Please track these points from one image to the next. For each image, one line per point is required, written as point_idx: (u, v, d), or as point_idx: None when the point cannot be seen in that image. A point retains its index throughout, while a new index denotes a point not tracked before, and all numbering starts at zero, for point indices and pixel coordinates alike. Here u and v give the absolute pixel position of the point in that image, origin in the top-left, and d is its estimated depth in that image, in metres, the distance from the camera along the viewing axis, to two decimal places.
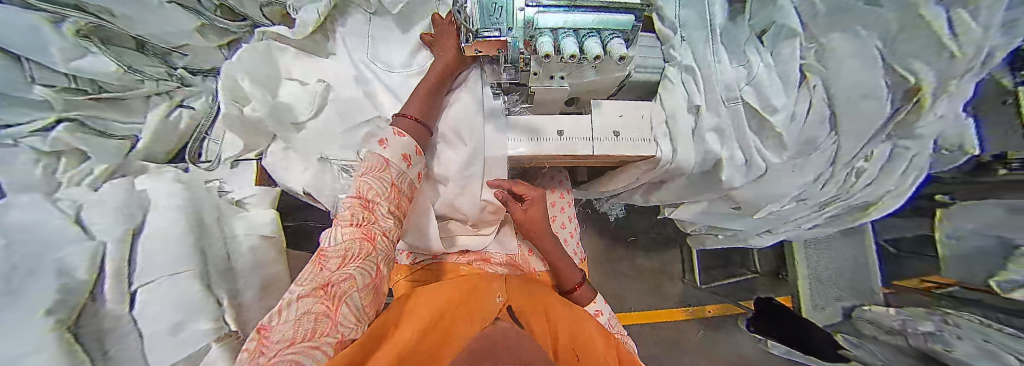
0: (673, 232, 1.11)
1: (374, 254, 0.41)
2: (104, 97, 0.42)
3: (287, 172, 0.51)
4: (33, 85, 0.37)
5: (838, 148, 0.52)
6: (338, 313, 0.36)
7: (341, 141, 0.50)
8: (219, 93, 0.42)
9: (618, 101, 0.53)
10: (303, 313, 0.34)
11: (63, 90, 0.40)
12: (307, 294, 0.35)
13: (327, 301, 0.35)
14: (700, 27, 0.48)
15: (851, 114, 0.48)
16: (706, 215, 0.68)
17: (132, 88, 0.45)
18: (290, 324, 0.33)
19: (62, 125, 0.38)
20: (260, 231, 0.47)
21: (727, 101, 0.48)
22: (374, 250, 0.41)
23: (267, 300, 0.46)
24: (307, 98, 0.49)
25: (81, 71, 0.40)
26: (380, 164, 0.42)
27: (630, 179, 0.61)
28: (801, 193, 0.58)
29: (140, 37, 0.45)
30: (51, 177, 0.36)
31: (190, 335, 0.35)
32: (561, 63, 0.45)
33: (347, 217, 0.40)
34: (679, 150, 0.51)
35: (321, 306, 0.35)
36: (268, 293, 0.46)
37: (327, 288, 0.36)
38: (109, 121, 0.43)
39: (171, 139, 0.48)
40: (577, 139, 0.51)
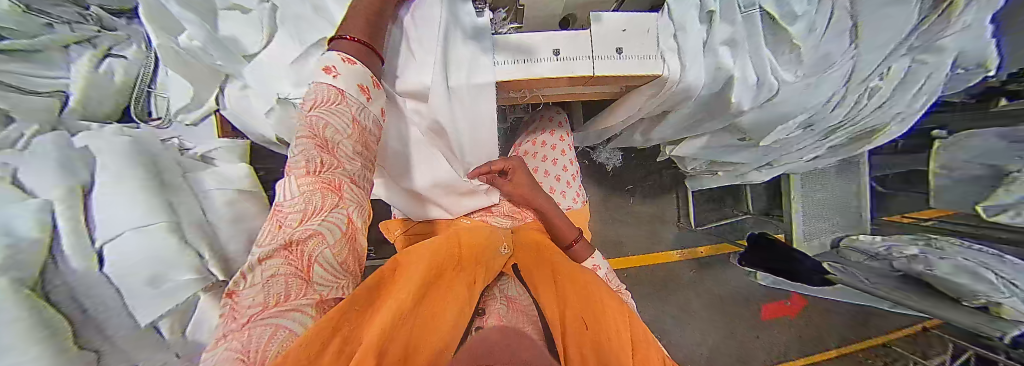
0: (670, 178, 1.10)
1: (344, 206, 0.30)
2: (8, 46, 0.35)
3: (250, 115, 0.45)
4: None
5: (855, 65, 0.48)
6: (312, 273, 0.28)
7: (292, 77, 0.42)
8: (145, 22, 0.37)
9: (620, 12, 0.44)
10: (268, 276, 0.26)
11: None
12: (268, 256, 0.26)
13: (295, 262, 0.27)
14: None
15: (873, 23, 0.44)
16: (710, 150, 0.66)
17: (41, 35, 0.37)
18: (256, 291, 0.26)
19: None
20: (233, 183, 0.43)
21: (744, 8, 0.43)
22: (343, 201, 0.30)
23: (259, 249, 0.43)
24: (254, 26, 0.42)
25: None
26: (332, 96, 0.31)
27: (631, 110, 0.58)
28: (808, 118, 0.55)
29: None
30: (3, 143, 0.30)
31: (173, 286, 0.32)
32: None
33: (298, 161, 0.28)
34: (688, 68, 0.45)
35: (289, 268, 0.27)
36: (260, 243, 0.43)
37: (292, 246, 0.27)
38: (28, 76, 0.36)
39: (114, 92, 0.42)
40: (576, 59, 0.44)
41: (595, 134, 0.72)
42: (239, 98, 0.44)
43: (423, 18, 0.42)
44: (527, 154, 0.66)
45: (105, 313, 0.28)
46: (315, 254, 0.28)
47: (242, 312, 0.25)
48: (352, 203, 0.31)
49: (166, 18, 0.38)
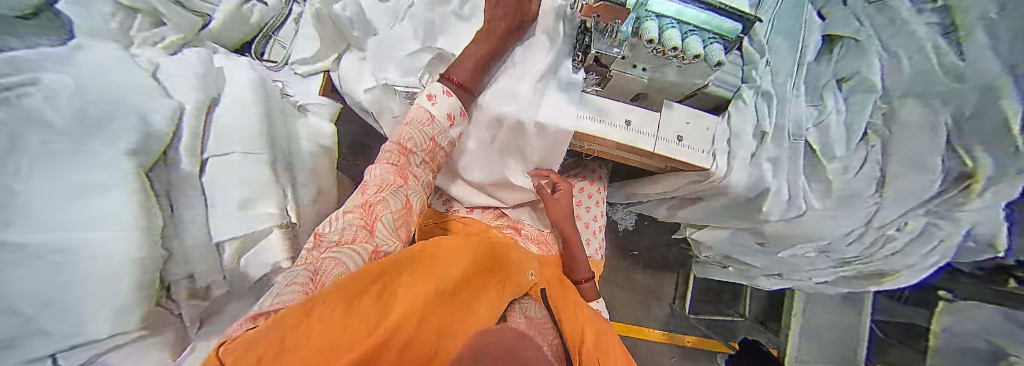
0: (675, 257, 1.12)
1: (406, 187, 0.40)
2: None
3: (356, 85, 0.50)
4: None
5: (877, 211, 0.54)
6: (374, 228, 0.36)
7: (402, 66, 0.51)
8: None
9: (685, 107, 0.54)
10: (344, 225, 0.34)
11: None
12: (348, 210, 0.35)
13: (364, 217, 0.36)
14: (788, 59, 0.51)
15: (899, 180, 0.50)
16: (728, 243, 0.70)
17: None
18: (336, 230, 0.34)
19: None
20: (320, 141, 0.46)
21: (791, 135, 0.51)
22: (405, 183, 0.39)
23: (318, 206, 0.45)
24: (387, 15, 0.52)
25: None
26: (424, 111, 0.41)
27: (668, 187, 0.64)
28: (827, 245, 0.59)
29: None
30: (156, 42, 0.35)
31: (255, 214, 0.36)
32: (651, 55, 0.47)
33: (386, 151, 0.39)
34: (734, 169, 0.52)
35: (359, 221, 0.35)
36: (321, 200, 0.46)
37: (368, 207, 0.36)
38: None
39: (243, 27, 0.48)
40: (642, 133, 0.52)
41: (624, 194, 0.78)
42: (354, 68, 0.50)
43: (526, 57, 0.53)
44: None
45: (190, 223, 0.31)
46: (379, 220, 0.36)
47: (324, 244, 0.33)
48: (411, 188, 0.40)
49: None
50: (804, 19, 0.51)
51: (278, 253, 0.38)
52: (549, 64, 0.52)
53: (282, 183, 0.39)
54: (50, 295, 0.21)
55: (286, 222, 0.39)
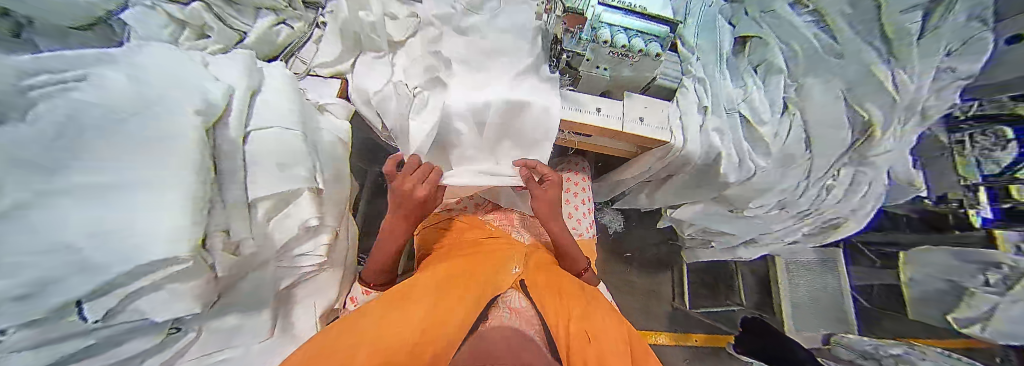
0: (666, 254, 1.17)
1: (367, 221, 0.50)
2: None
3: (367, 79, 0.58)
4: None
5: (812, 165, 0.64)
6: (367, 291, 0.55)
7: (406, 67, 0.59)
8: (346, 2, 0.57)
9: (642, 96, 0.66)
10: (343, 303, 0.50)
11: None
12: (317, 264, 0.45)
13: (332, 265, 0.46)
14: (711, 52, 0.63)
15: (822, 138, 0.61)
16: (705, 215, 0.78)
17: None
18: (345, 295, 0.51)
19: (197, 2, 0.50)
20: (338, 133, 0.53)
21: (728, 109, 0.62)
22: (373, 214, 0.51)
23: (337, 184, 0.50)
24: (401, 29, 0.59)
25: None
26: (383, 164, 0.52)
27: (642, 169, 0.73)
28: (782, 201, 0.69)
29: None
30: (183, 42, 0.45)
31: (291, 175, 0.40)
32: (608, 55, 0.58)
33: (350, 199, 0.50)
34: (689, 140, 0.62)
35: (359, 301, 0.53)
36: (338, 182, 0.50)
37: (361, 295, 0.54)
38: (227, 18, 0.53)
39: (270, 44, 0.58)
40: (611, 116, 0.63)
41: (607, 186, 0.86)
42: (364, 69, 0.59)
43: (508, 63, 0.59)
44: None
45: (230, 184, 0.35)
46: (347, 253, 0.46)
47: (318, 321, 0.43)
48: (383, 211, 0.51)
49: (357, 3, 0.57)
50: (718, 26, 0.64)
51: (306, 213, 0.42)
52: (513, 60, 0.59)
53: (314, 155, 0.45)
54: (102, 217, 0.27)
55: (315, 187, 0.43)
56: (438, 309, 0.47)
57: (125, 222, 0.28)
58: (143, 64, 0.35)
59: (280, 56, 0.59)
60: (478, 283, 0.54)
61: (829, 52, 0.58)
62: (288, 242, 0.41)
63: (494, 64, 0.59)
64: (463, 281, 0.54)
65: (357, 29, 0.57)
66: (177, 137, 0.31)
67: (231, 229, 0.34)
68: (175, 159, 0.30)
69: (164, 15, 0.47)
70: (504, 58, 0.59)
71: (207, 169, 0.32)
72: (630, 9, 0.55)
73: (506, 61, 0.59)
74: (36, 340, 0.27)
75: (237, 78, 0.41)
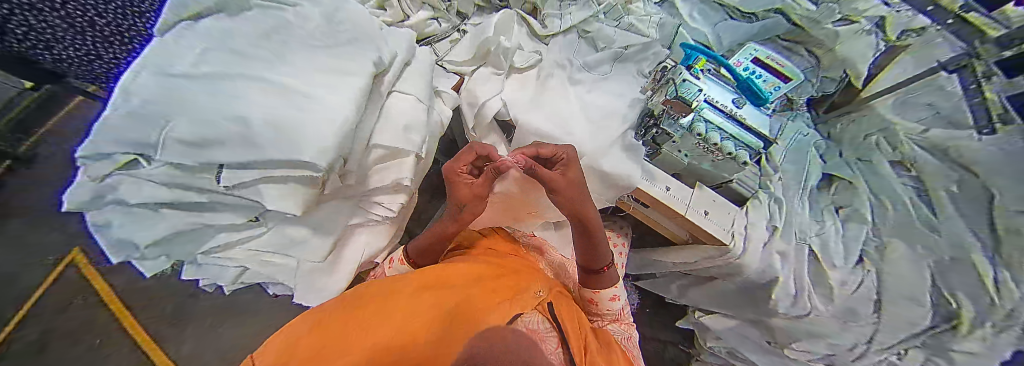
0: (673, 358, 1.07)
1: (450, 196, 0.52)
2: None
3: (481, 85, 0.66)
4: None
5: (876, 330, 0.60)
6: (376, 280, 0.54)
7: (518, 88, 0.66)
8: (495, 24, 0.65)
9: (714, 192, 0.66)
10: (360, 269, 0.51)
11: None
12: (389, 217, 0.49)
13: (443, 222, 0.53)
14: (796, 179, 0.64)
15: (894, 306, 0.57)
16: (735, 334, 0.73)
17: None
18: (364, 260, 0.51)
19: None
20: (442, 119, 0.59)
21: (797, 238, 0.61)
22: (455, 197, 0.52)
23: (427, 159, 0.55)
24: (526, 59, 0.68)
25: None
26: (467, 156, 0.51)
27: (685, 258, 0.72)
28: (833, 356, 0.62)
29: None
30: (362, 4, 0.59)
31: (408, 138, 0.45)
32: (695, 145, 0.61)
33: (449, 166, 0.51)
34: (748, 251, 0.61)
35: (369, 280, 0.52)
36: (429, 158, 0.55)
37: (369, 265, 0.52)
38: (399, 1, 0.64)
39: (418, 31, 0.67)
40: (678, 197, 0.64)
41: (639, 261, 0.85)
42: (483, 77, 0.67)
43: (604, 117, 0.65)
44: None
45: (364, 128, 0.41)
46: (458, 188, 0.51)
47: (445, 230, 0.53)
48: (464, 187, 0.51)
49: (504, 26, 0.67)
50: (809, 156, 0.66)
51: (404, 172, 0.47)
52: (609, 116, 0.65)
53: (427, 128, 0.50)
54: (275, 113, 0.35)
55: (417, 154, 0.47)
56: (470, 298, 0.50)
57: (299, 126, 0.35)
58: (345, 19, 0.45)
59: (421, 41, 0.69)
60: (508, 290, 0.57)
61: (924, 223, 0.54)
62: (374, 189, 0.46)
63: (592, 113, 0.66)
64: (495, 283, 0.57)
65: (493, 47, 0.65)
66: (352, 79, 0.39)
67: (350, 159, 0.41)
68: (345, 94, 0.38)
69: None
70: (600, 112, 0.65)
71: (360, 109, 0.39)
72: (731, 115, 0.59)
73: (602, 114, 0.65)
74: (177, 178, 0.35)
75: (401, 49, 0.49)
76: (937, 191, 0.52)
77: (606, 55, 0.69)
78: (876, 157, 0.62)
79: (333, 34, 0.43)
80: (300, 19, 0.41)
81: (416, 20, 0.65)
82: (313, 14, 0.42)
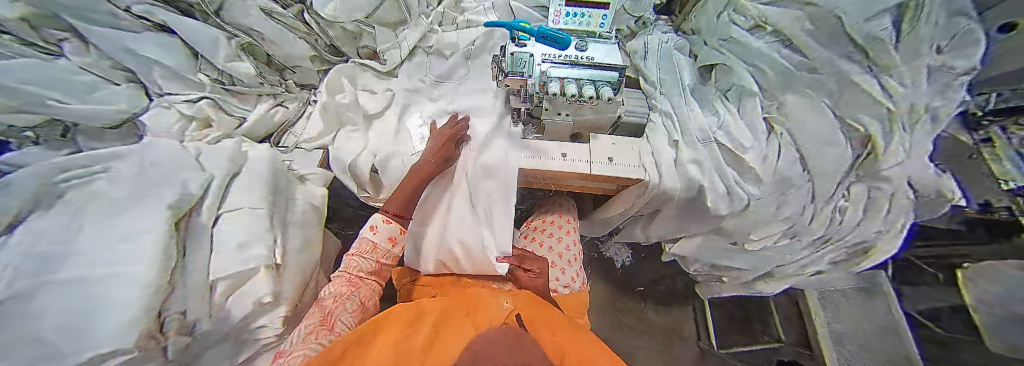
0: (685, 289, 1.05)
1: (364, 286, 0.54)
2: (235, 89, 0.61)
3: (347, 147, 0.64)
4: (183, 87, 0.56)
5: (814, 187, 0.58)
6: (335, 326, 0.46)
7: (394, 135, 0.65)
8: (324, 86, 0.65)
9: (611, 136, 0.66)
10: (336, 287, 0.52)
11: (213, 81, 0.60)
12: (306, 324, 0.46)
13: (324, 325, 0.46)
14: (674, 85, 0.65)
15: (819, 157, 0.56)
16: (706, 250, 0.71)
17: (255, 86, 0.64)
18: (330, 294, 0.51)
19: (205, 101, 0.57)
20: (314, 201, 0.57)
21: (701, 139, 0.60)
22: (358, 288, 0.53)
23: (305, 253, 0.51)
24: (377, 101, 0.68)
25: (230, 69, 0.62)
26: (369, 246, 0.56)
27: (625, 206, 0.69)
28: (790, 228, 0.61)
29: (270, 54, 0.67)
30: (184, 131, 0.53)
31: (248, 255, 0.43)
32: (566, 103, 0.60)
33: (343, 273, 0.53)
34: (664, 176, 0.59)
35: (320, 326, 0.45)
36: (308, 252, 0.52)
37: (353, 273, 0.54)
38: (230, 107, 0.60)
39: (270, 123, 0.63)
40: (577, 160, 0.62)
41: (598, 224, 0.82)
42: (347, 138, 0.66)
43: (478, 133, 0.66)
44: (535, 228, 0.75)
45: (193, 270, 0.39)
46: (343, 300, 0.50)
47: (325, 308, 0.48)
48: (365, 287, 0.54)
49: (337, 84, 0.66)
50: (675, 57, 0.68)
51: (262, 290, 0.44)
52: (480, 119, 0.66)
53: (276, 229, 0.48)
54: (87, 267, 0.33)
55: (272, 263, 0.45)
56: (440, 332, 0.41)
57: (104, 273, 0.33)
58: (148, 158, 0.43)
59: (272, 137, 0.64)
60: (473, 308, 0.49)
61: (805, 69, 0.56)
62: (247, 317, 0.43)
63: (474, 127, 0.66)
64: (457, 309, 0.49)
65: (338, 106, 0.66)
66: (150, 218, 0.37)
67: (173, 295, 0.36)
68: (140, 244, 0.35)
69: (176, 114, 0.53)
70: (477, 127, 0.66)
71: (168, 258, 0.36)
72: (573, 62, 0.59)
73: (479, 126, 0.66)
74: None
75: (221, 167, 0.47)
76: (797, 36, 0.56)
77: (458, 58, 0.71)
78: (734, 32, 0.64)
79: (133, 185, 0.39)
80: (108, 180, 0.40)
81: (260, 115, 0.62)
82: (122, 172, 0.41)
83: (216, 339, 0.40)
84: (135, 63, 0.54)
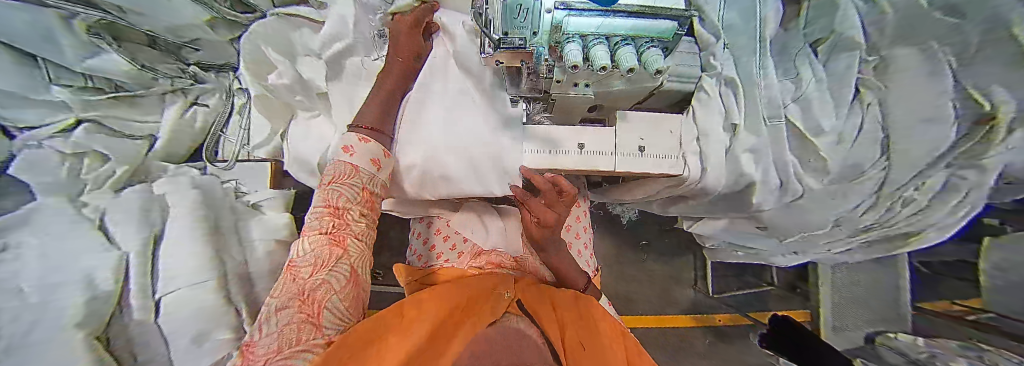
0: (687, 238, 1.08)
1: (347, 258, 0.36)
2: (131, 97, 0.47)
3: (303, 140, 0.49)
4: (52, 86, 0.39)
5: (886, 177, 0.48)
6: (323, 319, 0.31)
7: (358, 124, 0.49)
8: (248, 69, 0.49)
9: (646, 112, 0.51)
10: (314, 246, 0.35)
11: (75, 89, 0.41)
12: (284, 306, 0.30)
13: (307, 310, 0.31)
14: (746, 35, 0.43)
15: (910, 142, 0.44)
16: (729, 230, 0.66)
17: (150, 87, 0.49)
18: (306, 257, 0.34)
19: (86, 124, 0.42)
20: (276, 234, 0.52)
21: (768, 119, 0.44)
22: (348, 254, 0.36)
23: None
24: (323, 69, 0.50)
25: (93, 70, 0.42)
26: (348, 170, 0.38)
27: (647, 191, 0.59)
28: (837, 217, 0.54)
29: (151, 34, 0.45)
30: (75, 174, 0.39)
31: (212, 343, 0.41)
32: (590, 74, 0.44)
33: (313, 226, 0.36)
34: (709, 169, 0.48)
35: (301, 317, 0.30)
36: None
37: (336, 211, 0.37)
38: (130, 122, 0.47)
39: (192, 133, 0.54)
40: (599, 153, 0.49)
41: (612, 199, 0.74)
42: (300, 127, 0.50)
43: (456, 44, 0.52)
44: None
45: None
46: (325, 273, 0.34)
47: (302, 273, 0.33)
48: (353, 257, 0.37)
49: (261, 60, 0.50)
50: None
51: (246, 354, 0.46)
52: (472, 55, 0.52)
53: (234, 293, 0.44)
54: None
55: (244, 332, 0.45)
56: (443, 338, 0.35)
57: None
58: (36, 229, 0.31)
59: (201, 148, 0.56)
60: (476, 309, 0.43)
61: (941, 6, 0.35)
62: None
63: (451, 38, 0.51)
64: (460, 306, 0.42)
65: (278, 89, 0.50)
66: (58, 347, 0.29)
67: None
68: None
69: (55, 154, 0.38)
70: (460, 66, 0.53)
71: None
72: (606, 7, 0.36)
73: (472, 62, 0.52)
74: None
75: (131, 235, 0.37)
76: None
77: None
78: None
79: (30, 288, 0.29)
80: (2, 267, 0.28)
81: (176, 128, 0.52)
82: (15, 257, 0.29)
83: None
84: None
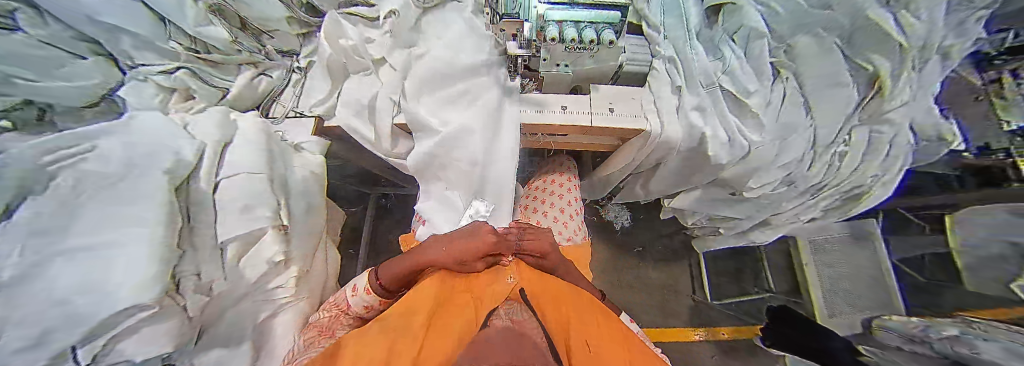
0: (681, 245, 1.11)
1: None
2: (211, 59, 0.60)
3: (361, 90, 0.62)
4: (172, 41, 0.56)
5: (815, 133, 0.57)
6: None
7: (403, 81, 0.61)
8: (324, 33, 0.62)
9: (615, 87, 0.64)
10: None
11: (186, 49, 0.58)
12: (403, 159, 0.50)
13: None
14: (680, 28, 0.59)
15: (822, 101, 0.56)
16: (704, 201, 0.74)
17: (231, 55, 0.63)
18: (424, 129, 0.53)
19: (181, 70, 0.56)
20: (311, 167, 0.60)
21: (706, 85, 0.58)
22: None
23: (309, 218, 0.57)
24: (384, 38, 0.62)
25: (202, 35, 0.58)
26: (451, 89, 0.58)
27: (626, 159, 0.68)
28: (790, 176, 0.62)
29: (244, 17, 0.64)
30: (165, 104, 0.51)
31: (255, 217, 0.47)
32: (564, 51, 0.58)
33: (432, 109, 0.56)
34: (666, 124, 0.58)
35: None
36: (312, 219, 0.57)
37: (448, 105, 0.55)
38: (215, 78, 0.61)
39: (255, 94, 0.65)
40: (578, 112, 0.61)
41: (598, 183, 0.83)
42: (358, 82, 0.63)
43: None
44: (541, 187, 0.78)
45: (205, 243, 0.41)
46: None
47: None
48: None
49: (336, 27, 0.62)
50: None
51: (272, 251, 0.49)
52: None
53: (279, 194, 0.51)
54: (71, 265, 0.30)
55: (279, 224, 0.49)
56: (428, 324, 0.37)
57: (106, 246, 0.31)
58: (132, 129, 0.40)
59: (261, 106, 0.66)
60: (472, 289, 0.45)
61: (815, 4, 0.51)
62: (260, 278, 0.48)
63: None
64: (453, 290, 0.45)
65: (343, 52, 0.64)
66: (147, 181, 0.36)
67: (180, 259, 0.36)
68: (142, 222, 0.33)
69: (157, 86, 0.52)
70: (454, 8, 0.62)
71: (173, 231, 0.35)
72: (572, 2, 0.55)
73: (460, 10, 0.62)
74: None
75: (210, 135, 0.47)
76: None
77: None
78: None
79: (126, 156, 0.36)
80: (96, 161, 0.35)
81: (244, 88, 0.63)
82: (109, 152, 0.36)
83: (233, 299, 0.45)
84: (95, 31, 0.47)
